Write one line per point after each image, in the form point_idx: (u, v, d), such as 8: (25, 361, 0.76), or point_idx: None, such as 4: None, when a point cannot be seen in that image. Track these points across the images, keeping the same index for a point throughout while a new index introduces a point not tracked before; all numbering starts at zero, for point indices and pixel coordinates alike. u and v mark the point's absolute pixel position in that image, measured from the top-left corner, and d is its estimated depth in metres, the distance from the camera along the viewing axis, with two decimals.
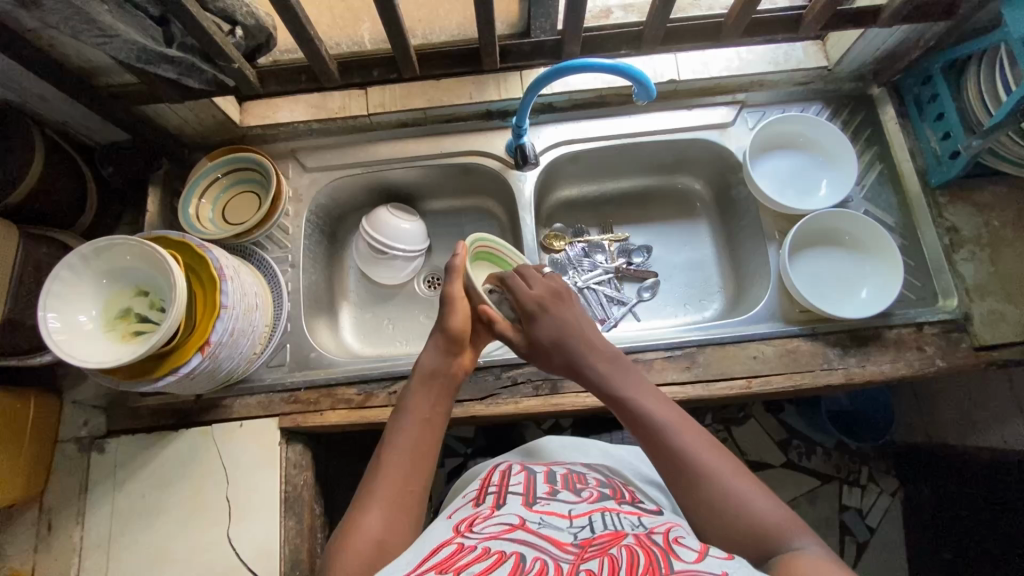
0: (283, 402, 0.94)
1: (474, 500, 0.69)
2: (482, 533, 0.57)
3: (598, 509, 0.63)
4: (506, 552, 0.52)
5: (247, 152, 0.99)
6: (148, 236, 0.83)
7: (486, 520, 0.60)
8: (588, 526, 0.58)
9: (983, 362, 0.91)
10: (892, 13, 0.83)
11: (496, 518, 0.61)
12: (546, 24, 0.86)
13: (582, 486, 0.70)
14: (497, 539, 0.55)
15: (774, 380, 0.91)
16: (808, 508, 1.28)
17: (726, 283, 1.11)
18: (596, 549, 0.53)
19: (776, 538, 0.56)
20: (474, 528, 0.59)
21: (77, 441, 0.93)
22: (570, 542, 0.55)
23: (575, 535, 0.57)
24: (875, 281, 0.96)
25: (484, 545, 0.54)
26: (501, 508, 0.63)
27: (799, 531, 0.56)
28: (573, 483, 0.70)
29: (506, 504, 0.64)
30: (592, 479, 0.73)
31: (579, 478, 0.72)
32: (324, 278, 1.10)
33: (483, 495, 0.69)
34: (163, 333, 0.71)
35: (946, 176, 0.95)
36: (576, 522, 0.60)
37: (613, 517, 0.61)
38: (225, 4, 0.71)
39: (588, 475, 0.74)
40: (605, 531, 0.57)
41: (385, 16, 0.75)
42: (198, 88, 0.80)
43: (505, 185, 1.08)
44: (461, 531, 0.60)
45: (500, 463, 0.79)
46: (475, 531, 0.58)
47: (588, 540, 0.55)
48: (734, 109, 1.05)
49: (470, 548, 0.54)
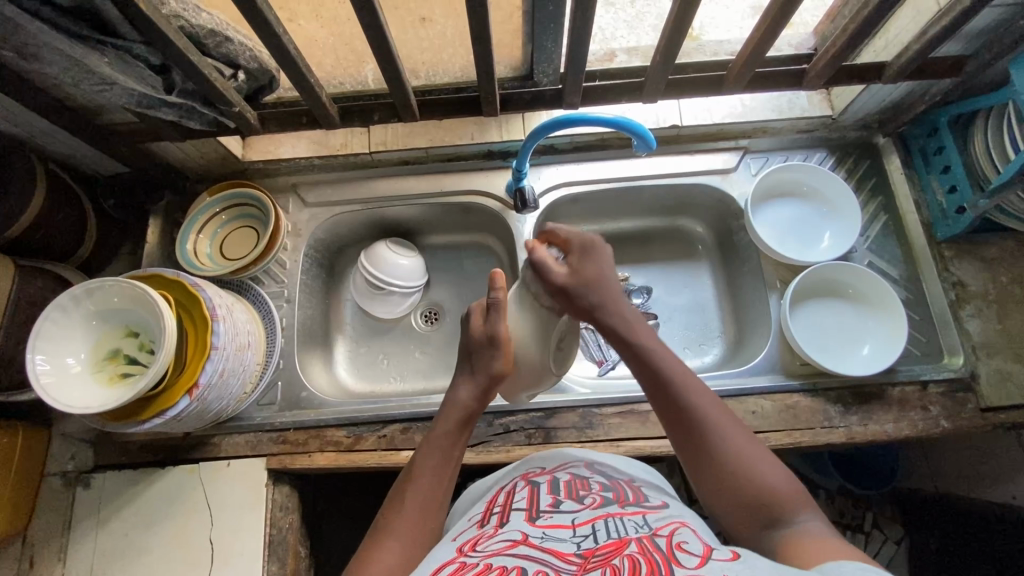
0: (271, 442, 0.93)
1: (478, 516, 0.67)
2: (485, 551, 0.56)
3: (602, 514, 0.60)
4: (508, 568, 0.52)
5: (243, 190, 0.99)
6: (139, 274, 0.83)
7: (489, 538, 0.59)
8: (591, 535, 0.56)
9: (990, 424, 0.89)
10: (896, 71, 0.82)
11: (499, 536, 0.59)
12: (549, 69, 0.86)
13: (585, 492, 0.66)
14: (499, 556, 0.54)
15: (773, 437, 0.89)
16: None
17: (726, 328, 1.09)
18: (598, 560, 0.51)
19: (783, 508, 0.58)
20: (477, 547, 0.57)
21: (63, 475, 0.93)
22: (573, 552, 0.54)
23: (578, 544, 0.55)
24: (876, 338, 0.94)
25: (486, 565, 0.53)
26: (504, 525, 0.61)
27: (804, 507, 0.59)
28: (576, 489, 0.67)
29: (509, 521, 0.61)
30: (595, 482, 0.69)
31: (582, 484, 0.69)
32: (320, 312, 1.09)
33: (486, 514, 0.66)
34: (149, 381, 0.70)
35: (952, 231, 0.94)
36: (579, 531, 0.58)
37: (616, 521, 0.59)
38: (228, 49, 0.72)
39: (591, 480, 0.70)
40: (609, 539, 0.55)
41: (385, 66, 0.75)
42: (199, 128, 0.82)
43: (504, 225, 1.08)
44: (464, 551, 0.57)
45: (505, 480, 0.75)
46: (478, 549, 0.57)
47: (591, 550, 0.53)
48: (736, 155, 1.04)
49: (473, 566, 0.53)
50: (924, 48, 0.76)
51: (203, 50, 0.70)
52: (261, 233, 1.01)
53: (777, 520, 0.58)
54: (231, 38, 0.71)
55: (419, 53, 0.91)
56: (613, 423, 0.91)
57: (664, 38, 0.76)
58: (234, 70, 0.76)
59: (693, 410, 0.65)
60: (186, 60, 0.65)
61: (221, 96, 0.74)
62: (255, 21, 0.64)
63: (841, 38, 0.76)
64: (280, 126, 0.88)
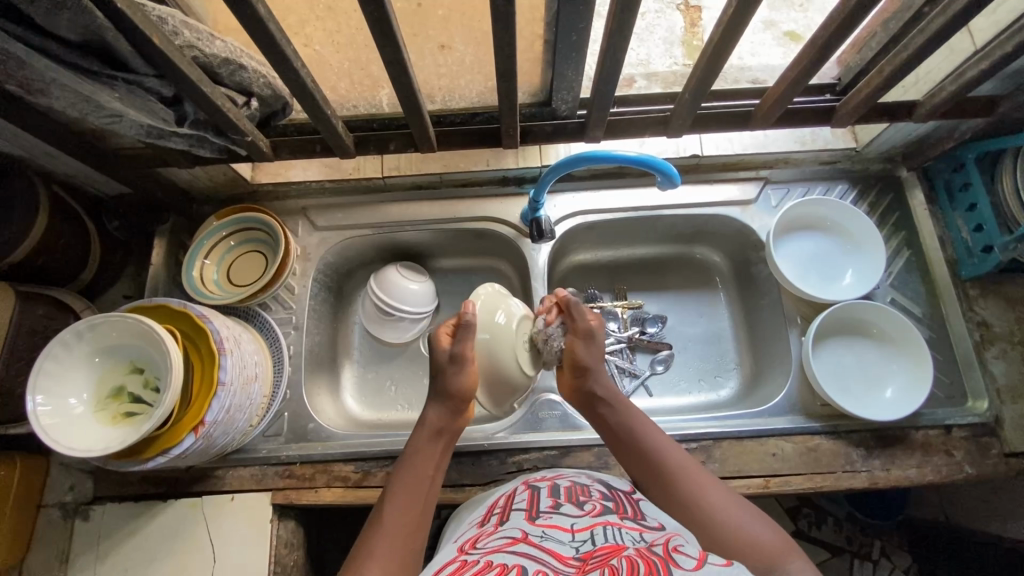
0: (277, 476, 0.90)
1: (478, 520, 0.66)
2: (485, 548, 0.55)
3: (601, 520, 0.59)
4: (509, 564, 0.50)
5: (247, 213, 0.97)
6: (147, 305, 0.80)
7: (489, 536, 0.58)
8: (590, 539, 0.54)
9: (1015, 470, 0.87)
10: (928, 112, 0.80)
11: (499, 533, 0.58)
12: (569, 96, 0.83)
13: (586, 498, 0.65)
14: (499, 553, 0.52)
15: (794, 481, 0.87)
16: None
17: (743, 361, 1.07)
18: (596, 562, 0.50)
19: (773, 555, 0.56)
20: (477, 544, 0.56)
21: (62, 507, 0.89)
22: (572, 555, 0.52)
23: (577, 547, 0.53)
24: (900, 380, 0.91)
25: (486, 559, 0.51)
26: (504, 523, 0.61)
27: (792, 553, 0.56)
28: (576, 495, 0.66)
29: (509, 520, 0.61)
30: (596, 490, 0.68)
31: (582, 490, 0.68)
32: (328, 338, 1.06)
33: (488, 516, 0.66)
34: (155, 421, 0.67)
35: (977, 271, 0.92)
36: (579, 534, 0.56)
37: (615, 529, 0.57)
38: (242, 77, 0.70)
39: (591, 487, 0.69)
40: (607, 543, 0.54)
41: (404, 100, 0.73)
42: (209, 155, 0.80)
43: (518, 252, 1.06)
44: (465, 548, 0.57)
45: (506, 488, 0.74)
46: (479, 546, 0.56)
47: (589, 553, 0.52)
48: (757, 186, 1.02)
49: (474, 562, 0.52)
50: (960, 89, 0.74)
51: (216, 79, 0.68)
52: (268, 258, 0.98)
53: (771, 567, 0.54)
54: (245, 67, 0.69)
55: (436, 79, 0.88)
56: None
57: (694, 76, 0.74)
58: (247, 99, 0.73)
59: (666, 460, 0.68)
60: (200, 91, 0.63)
61: (234, 126, 0.71)
62: (272, 57, 0.61)
63: (875, 78, 0.74)
64: (292, 153, 0.86)
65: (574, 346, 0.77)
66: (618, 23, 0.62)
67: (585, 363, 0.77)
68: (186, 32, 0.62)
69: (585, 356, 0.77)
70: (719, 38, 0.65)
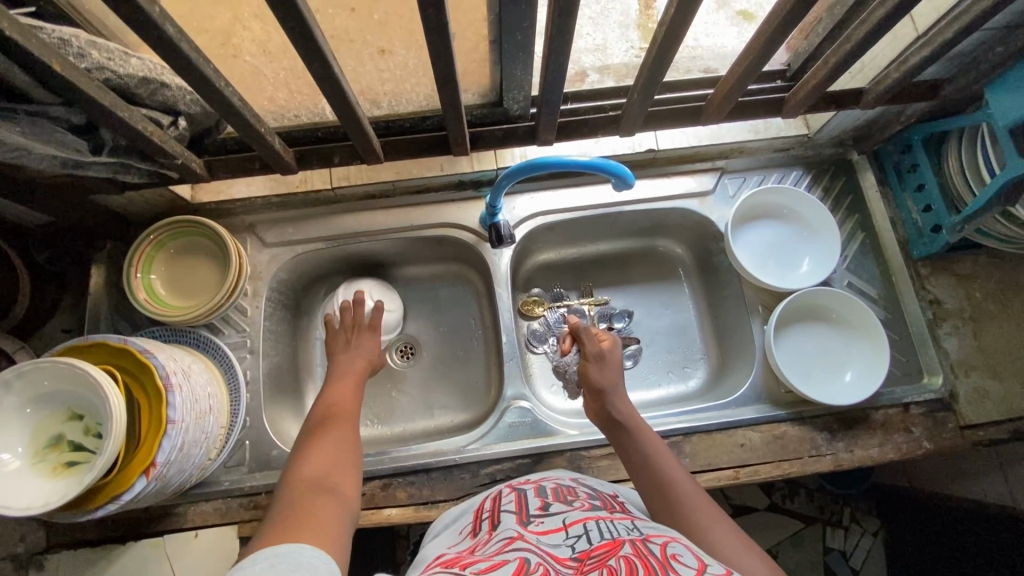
0: (242, 507, 0.88)
1: (467, 529, 0.63)
2: (484, 552, 0.52)
3: (592, 515, 0.58)
4: (510, 560, 0.48)
5: (137, 241, 0.89)
6: (84, 344, 0.76)
7: (485, 542, 0.55)
8: (584, 537, 0.53)
9: (970, 442, 0.90)
10: (875, 98, 0.81)
11: (494, 537, 0.56)
12: (520, 95, 0.80)
13: (573, 497, 0.64)
14: (498, 552, 0.51)
15: (762, 470, 0.88)
16: (791, 552, 1.25)
17: (709, 350, 1.08)
18: (595, 563, 0.48)
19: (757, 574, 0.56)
20: (473, 551, 0.54)
21: (13, 560, 0.84)
22: (569, 556, 0.50)
23: (572, 547, 0.52)
24: (860, 363, 0.93)
25: (486, 559, 0.50)
26: (497, 528, 0.58)
27: None
28: (563, 494, 0.65)
29: (501, 523, 0.59)
30: (582, 490, 0.66)
31: (569, 489, 0.66)
32: (288, 358, 1.03)
33: (476, 525, 0.63)
34: (95, 473, 0.63)
35: (929, 251, 0.94)
36: (572, 532, 0.55)
37: (607, 524, 0.56)
38: (166, 96, 0.65)
39: (577, 488, 0.68)
40: (603, 540, 0.52)
41: (343, 114, 0.70)
42: (138, 179, 0.75)
43: (478, 257, 1.04)
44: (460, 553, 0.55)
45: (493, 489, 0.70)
46: (476, 553, 0.54)
47: (586, 553, 0.50)
48: (714, 176, 1.02)
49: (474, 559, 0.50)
50: (903, 77, 0.75)
51: (135, 99, 0.63)
52: (203, 250, 0.93)
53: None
54: (168, 84, 0.65)
55: (379, 85, 0.83)
56: (602, 466, 0.88)
57: (643, 73, 0.71)
58: (174, 118, 0.69)
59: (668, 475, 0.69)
60: (116, 117, 0.58)
61: (160, 149, 0.66)
62: (193, 80, 0.57)
63: (823, 69, 0.74)
64: (231, 172, 0.81)
65: (588, 370, 0.85)
66: (559, 29, 0.60)
67: (600, 386, 0.82)
68: (94, 54, 0.57)
69: (599, 380, 0.83)
70: (664, 36, 0.64)
